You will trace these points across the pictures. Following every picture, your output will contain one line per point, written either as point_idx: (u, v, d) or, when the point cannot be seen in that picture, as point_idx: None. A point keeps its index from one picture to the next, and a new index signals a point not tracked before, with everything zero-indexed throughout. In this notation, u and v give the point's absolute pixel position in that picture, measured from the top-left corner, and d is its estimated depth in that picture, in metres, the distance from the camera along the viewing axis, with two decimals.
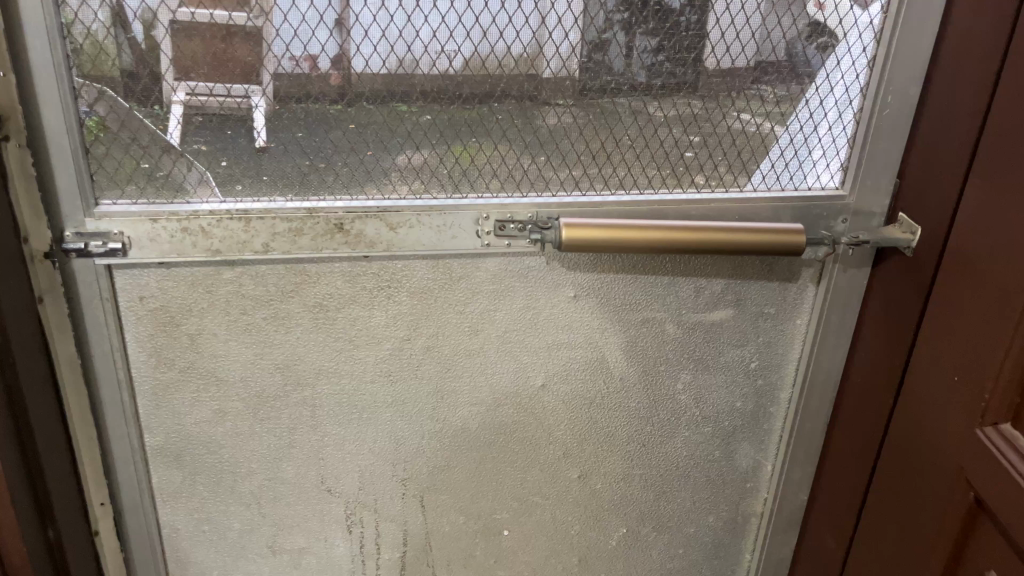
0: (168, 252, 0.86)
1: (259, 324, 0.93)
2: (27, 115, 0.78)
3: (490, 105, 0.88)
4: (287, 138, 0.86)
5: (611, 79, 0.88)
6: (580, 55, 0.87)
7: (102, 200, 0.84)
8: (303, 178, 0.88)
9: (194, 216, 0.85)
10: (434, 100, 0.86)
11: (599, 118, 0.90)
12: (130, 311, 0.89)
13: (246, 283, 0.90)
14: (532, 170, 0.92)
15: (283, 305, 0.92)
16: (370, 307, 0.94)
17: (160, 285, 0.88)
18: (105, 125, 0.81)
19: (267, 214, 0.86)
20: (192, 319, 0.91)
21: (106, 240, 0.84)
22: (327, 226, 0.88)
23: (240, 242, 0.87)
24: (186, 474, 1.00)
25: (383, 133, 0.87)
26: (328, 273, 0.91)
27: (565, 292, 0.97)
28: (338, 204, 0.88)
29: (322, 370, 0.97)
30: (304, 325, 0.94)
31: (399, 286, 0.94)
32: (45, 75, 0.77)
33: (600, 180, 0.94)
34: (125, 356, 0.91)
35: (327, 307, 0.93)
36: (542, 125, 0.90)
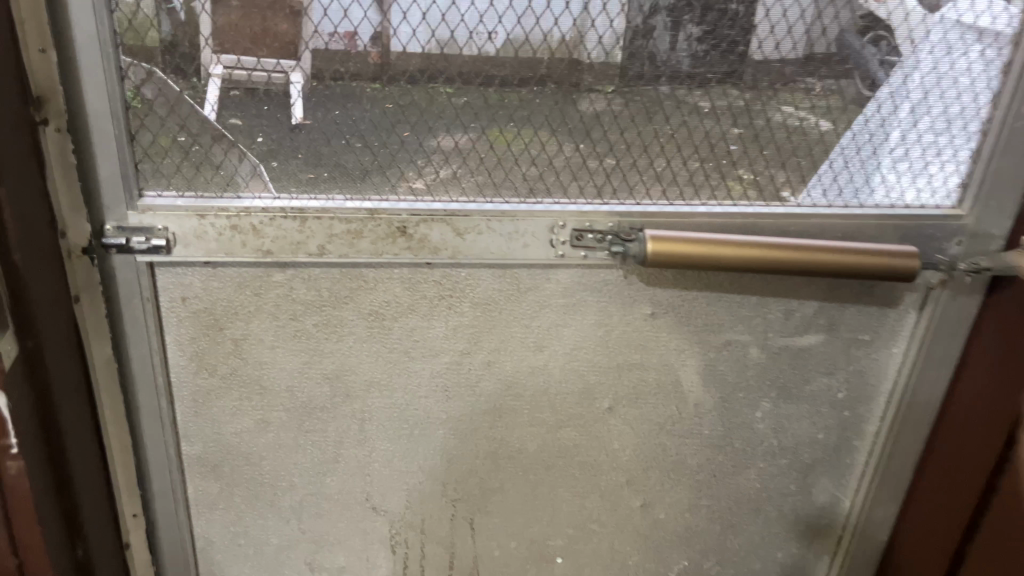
0: (215, 251, 0.79)
1: (309, 330, 0.86)
2: (69, 96, 0.70)
3: (540, 97, 0.81)
4: (344, 123, 0.80)
5: (652, 70, 0.81)
6: (617, 47, 0.79)
7: (146, 192, 0.77)
8: (364, 175, 0.82)
9: (246, 213, 0.78)
10: (482, 90, 0.80)
11: (639, 109, 0.83)
12: (171, 313, 0.83)
13: (297, 287, 0.83)
14: (599, 168, 0.84)
15: (336, 312, 0.85)
16: (429, 317, 0.87)
17: (205, 285, 0.82)
18: (153, 109, 0.75)
19: (325, 214, 0.79)
20: (238, 323, 0.84)
21: (149, 236, 0.77)
22: (389, 229, 0.80)
23: (294, 243, 0.79)
24: (223, 486, 0.93)
25: (428, 120, 0.81)
26: (386, 279, 0.84)
27: (642, 310, 0.88)
28: (403, 205, 0.80)
29: (374, 383, 0.90)
30: (357, 334, 0.87)
31: (462, 296, 0.86)
32: (88, 53, 0.69)
33: (659, 185, 0.85)
34: (164, 360, 0.84)
35: (383, 315, 0.86)
36: (577, 117, 0.83)
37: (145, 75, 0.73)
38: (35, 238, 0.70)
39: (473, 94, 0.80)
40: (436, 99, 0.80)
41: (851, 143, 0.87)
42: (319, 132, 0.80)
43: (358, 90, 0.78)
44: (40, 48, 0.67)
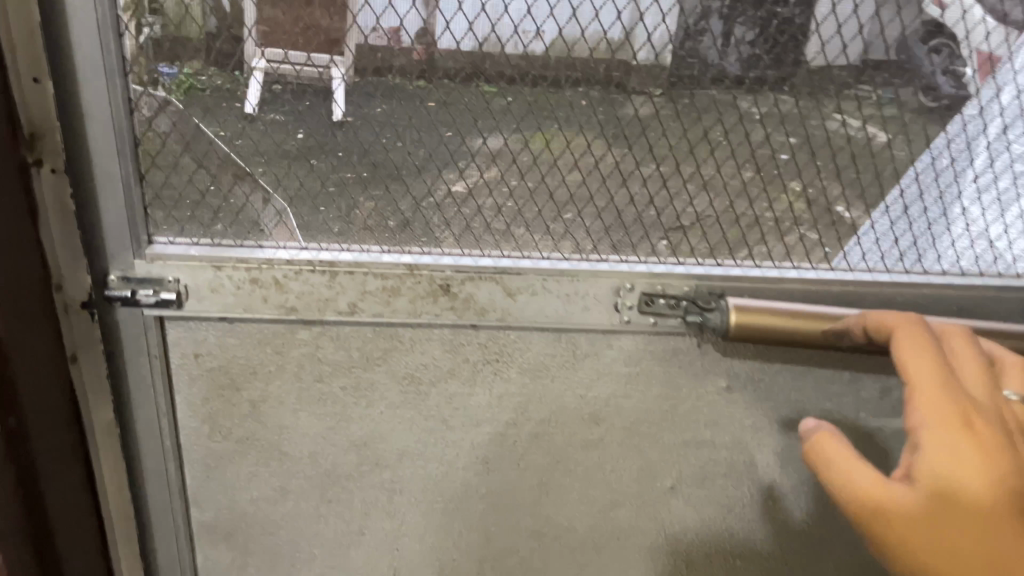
0: (231, 306, 0.69)
1: (335, 393, 0.76)
2: (67, 133, 0.61)
3: (580, 123, 0.72)
4: (375, 152, 0.72)
5: (695, 91, 0.72)
6: (658, 65, 0.70)
7: (155, 238, 0.67)
8: (406, 224, 0.73)
9: (268, 265, 0.68)
10: (519, 114, 0.71)
11: (694, 139, 0.74)
12: (182, 371, 0.73)
13: (325, 346, 0.73)
14: (662, 209, 0.76)
15: (366, 374, 0.75)
16: (471, 383, 0.76)
17: (221, 341, 0.72)
18: (167, 144, 0.66)
19: (358, 268, 0.69)
20: (256, 384, 0.75)
21: (157, 288, 0.67)
22: (430, 286, 0.70)
23: (322, 300, 0.69)
24: (237, 555, 0.84)
25: (460, 152, 0.72)
26: (423, 341, 0.74)
27: (716, 383, 0.77)
28: (447, 259, 0.70)
29: (406, 453, 0.80)
30: (390, 399, 0.77)
31: (510, 362, 0.75)
32: (92, 84, 0.59)
33: (726, 224, 0.76)
34: (173, 422, 0.75)
35: (419, 379, 0.76)
36: (625, 147, 0.74)
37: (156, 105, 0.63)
38: (21, 297, 0.61)
39: (504, 118, 0.71)
40: (463, 127, 0.71)
41: (928, 169, 0.76)
42: (347, 163, 0.72)
43: (380, 114, 0.70)
44: (34, 76, 0.58)
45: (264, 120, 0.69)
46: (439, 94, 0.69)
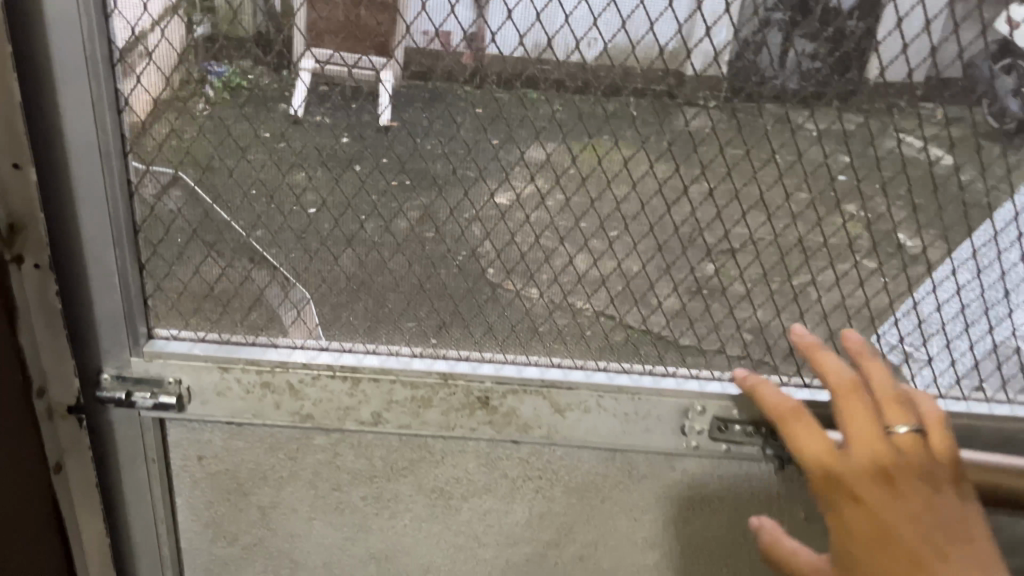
0: (240, 412, 0.61)
1: (354, 504, 0.67)
2: (53, 220, 0.53)
3: (648, 221, 0.57)
4: (407, 247, 0.58)
5: (788, 195, 0.56)
6: (743, 158, 0.55)
7: (157, 332, 0.59)
8: (440, 327, 0.61)
9: (282, 368, 0.59)
10: (577, 209, 0.57)
11: (787, 246, 0.58)
12: (185, 473, 0.65)
13: (344, 454, 0.65)
14: (743, 322, 0.61)
15: (389, 485, 0.66)
16: (508, 500, 0.67)
17: (227, 444, 0.64)
18: (170, 232, 0.56)
19: (385, 374, 0.59)
20: (266, 490, 0.66)
21: (154, 391, 0.59)
22: (466, 398, 0.60)
23: (341, 409, 0.60)
24: None
25: (509, 251, 0.58)
26: (456, 454, 0.64)
27: (793, 516, 0.66)
28: (487, 367, 0.60)
29: (432, 567, 0.71)
30: (415, 512, 0.68)
31: (553, 481, 0.66)
32: (84, 166, 0.51)
33: (827, 344, 0.62)
34: (172, 527, 0.67)
35: (449, 493, 0.67)
36: (702, 253, 0.58)
37: (163, 185, 0.54)
38: None
39: (558, 212, 0.57)
40: (511, 220, 0.57)
41: (989, 245, 0.58)
42: (378, 257, 0.58)
43: (414, 208, 0.56)
44: (14, 161, 0.49)
45: (263, 211, 0.56)
46: (484, 183, 0.56)
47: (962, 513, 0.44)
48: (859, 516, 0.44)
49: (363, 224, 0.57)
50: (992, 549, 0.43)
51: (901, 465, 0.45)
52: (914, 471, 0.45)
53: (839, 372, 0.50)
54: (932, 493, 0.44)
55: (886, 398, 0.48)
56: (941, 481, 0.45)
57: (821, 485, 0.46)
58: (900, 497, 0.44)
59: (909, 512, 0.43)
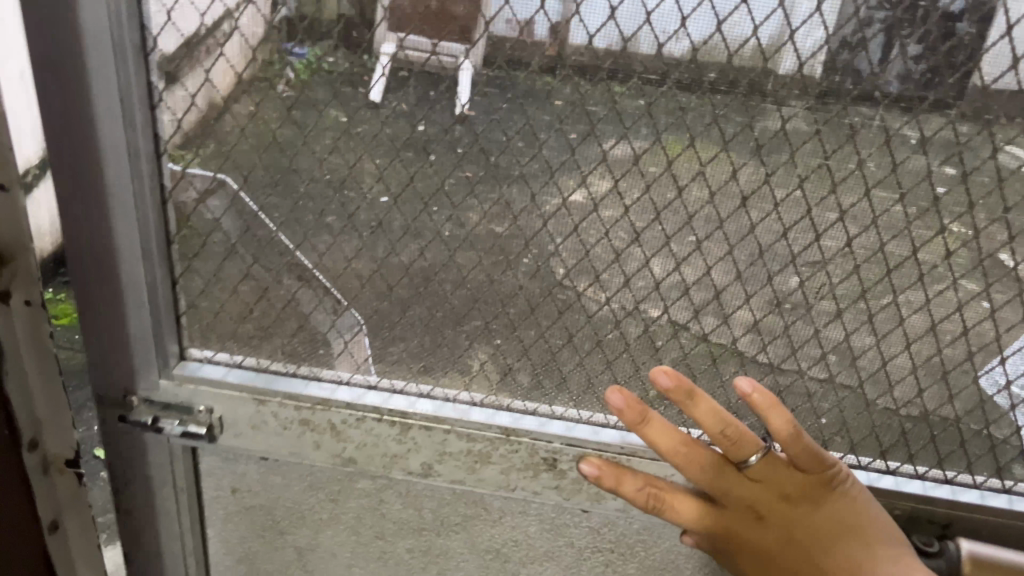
0: (276, 448, 0.54)
1: (399, 555, 0.60)
2: (79, 226, 0.46)
3: (766, 270, 0.45)
4: (475, 282, 0.49)
5: (949, 251, 0.43)
6: (896, 204, 0.42)
7: (190, 352, 0.52)
8: (505, 375, 0.52)
9: (323, 406, 0.51)
10: (677, 253, 0.46)
11: (942, 313, 0.45)
12: (216, 504, 0.59)
13: (390, 501, 0.57)
14: (876, 400, 0.48)
15: (439, 540, 0.59)
16: (572, 571, 0.58)
17: (262, 479, 0.57)
18: (207, 245, 0.49)
19: (438, 423, 0.51)
20: (303, 531, 0.60)
21: (183, 419, 0.53)
22: (530, 458, 0.51)
23: (387, 456, 0.53)
24: None
25: (593, 294, 0.48)
26: (516, 515, 0.56)
27: None
28: (557, 425, 0.51)
29: None
30: (467, 572, 0.60)
31: (626, 554, 0.57)
32: (110, 168, 0.44)
33: (982, 437, 0.49)
34: (202, 558, 0.61)
35: (505, 556, 0.58)
36: (830, 313, 0.46)
37: (202, 194, 0.47)
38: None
39: (653, 255, 0.46)
40: (597, 258, 0.47)
41: None
42: (442, 288, 0.50)
43: (486, 236, 0.47)
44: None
45: (306, 229, 0.48)
46: (565, 214, 0.46)
47: (835, 519, 0.45)
48: (750, 557, 0.47)
49: (421, 252, 0.48)
50: (870, 533, 0.45)
51: (763, 497, 0.47)
52: (772, 496, 0.47)
53: (670, 437, 0.47)
54: (801, 509, 0.46)
55: (720, 438, 0.47)
56: (800, 486, 0.46)
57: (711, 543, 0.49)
58: (770, 527, 0.46)
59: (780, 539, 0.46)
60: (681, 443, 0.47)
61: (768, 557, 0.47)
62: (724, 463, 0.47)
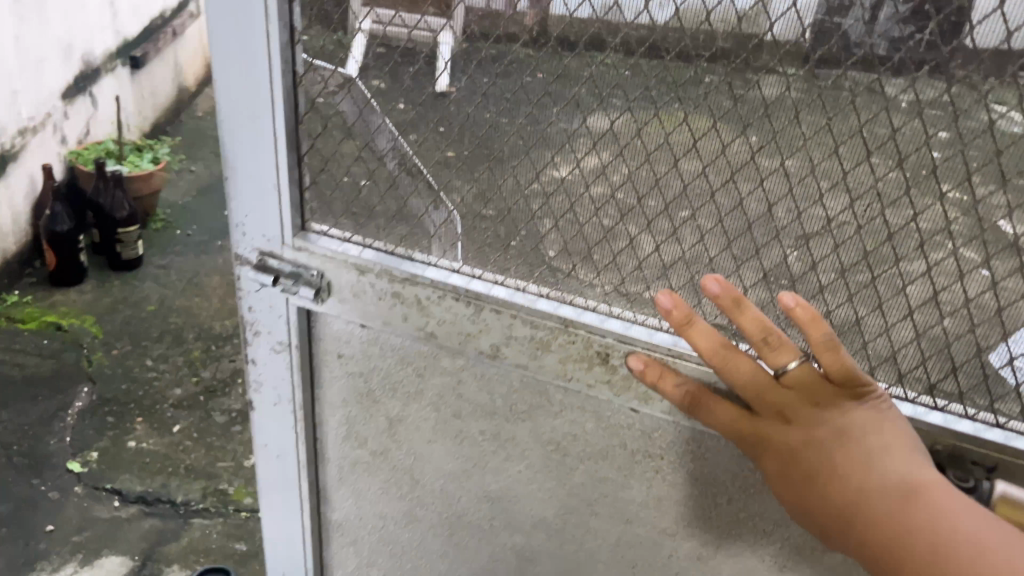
0: (372, 316, 0.62)
1: (474, 437, 0.66)
2: (229, 97, 0.56)
3: (817, 186, 0.46)
4: (548, 182, 0.53)
5: (1004, 176, 0.41)
6: (951, 125, 0.41)
7: (310, 225, 0.61)
8: (572, 272, 0.56)
9: (411, 281, 0.58)
10: (733, 164, 0.47)
11: (997, 246, 0.43)
12: (326, 365, 0.68)
13: (467, 383, 0.63)
14: (925, 332, 0.48)
15: (508, 426, 0.64)
16: (625, 475, 0.62)
17: (363, 346, 0.65)
18: (330, 126, 0.57)
19: (506, 308, 0.57)
20: (394, 401, 0.67)
21: (295, 281, 0.62)
22: (586, 350, 0.56)
23: (463, 333, 0.59)
24: (360, 566, 0.81)
25: (651, 200, 0.51)
26: (575, 410, 0.60)
27: None
28: (615, 323, 0.55)
29: (542, 523, 0.68)
30: (532, 461, 0.65)
31: (676, 463, 0.59)
32: (251, 47, 0.53)
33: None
34: (312, 414, 0.71)
35: (566, 449, 0.63)
36: (881, 235, 0.45)
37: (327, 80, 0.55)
38: None
39: (709, 164, 0.48)
40: (656, 163, 0.49)
41: None
42: (516, 185, 0.54)
43: (556, 137, 0.51)
44: None
45: (413, 117, 0.55)
46: (628, 120, 0.48)
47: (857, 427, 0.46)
48: (774, 460, 0.49)
49: (503, 148, 0.53)
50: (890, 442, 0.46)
51: (791, 403, 0.48)
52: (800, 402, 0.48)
53: (712, 341, 0.50)
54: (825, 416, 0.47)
55: (759, 346, 0.49)
56: (831, 397, 0.48)
57: (739, 448, 0.50)
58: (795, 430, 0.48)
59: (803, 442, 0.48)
60: (717, 345, 0.49)
61: (790, 457, 0.48)
62: (762, 369, 0.49)
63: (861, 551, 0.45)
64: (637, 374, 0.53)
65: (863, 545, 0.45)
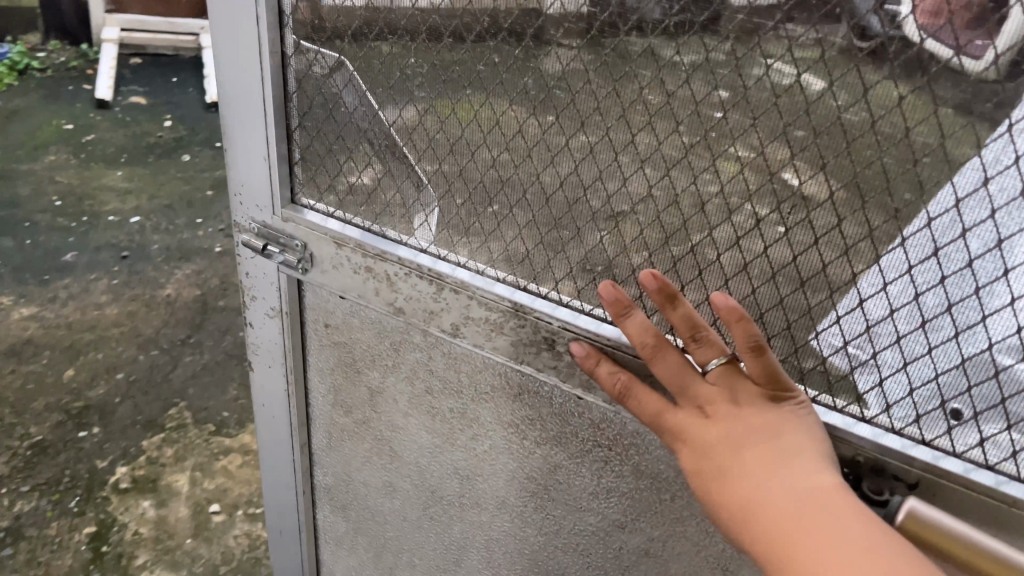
0: (349, 288, 0.65)
1: (445, 414, 0.69)
2: (228, 76, 0.61)
3: (746, 186, 0.46)
4: (504, 166, 0.55)
5: (923, 186, 0.41)
6: (868, 129, 0.41)
7: (300, 199, 0.66)
8: (524, 259, 0.57)
9: (380, 258, 0.62)
10: (667, 160, 0.48)
11: (916, 257, 0.43)
12: (315, 333, 0.72)
13: (437, 360, 0.66)
14: (853, 339, 0.47)
15: (473, 406, 0.67)
16: (577, 462, 0.63)
17: (346, 318, 0.69)
18: (313, 107, 0.61)
19: (463, 290, 0.59)
20: (375, 372, 0.71)
21: (283, 249, 0.67)
22: (534, 335, 0.57)
23: (428, 310, 0.62)
24: (350, 528, 0.86)
25: (595, 192, 0.52)
26: (531, 394, 0.62)
27: None
28: (563, 311, 0.56)
29: (505, 504, 0.71)
30: (493, 442, 0.68)
31: (623, 456, 0.60)
32: (244, 29, 0.58)
33: (965, 400, 0.45)
34: (304, 377, 0.76)
35: (524, 433, 0.65)
36: (808, 241, 0.46)
37: (314, 60, 0.59)
38: None
39: (646, 157, 0.49)
40: (599, 156, 0.50)
41: None
42: (475, 168, 0.56)
43: (508, 127, 0.52)
44: None
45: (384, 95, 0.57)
46: (570, 111, 0.50)
47: (769, 430, 0.46)
48: (687, 455, 0.49)
49: (462, 133, 0.55)
50: (799, 445, 0.46)
51: (712, 399, 0.48)
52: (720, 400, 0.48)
53: (645, 336, 0.50)
54: (739, 415, 0.47)
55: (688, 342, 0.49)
56: (751, 397, 0.48)
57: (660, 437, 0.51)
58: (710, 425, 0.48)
59: (715, 438, 0.47)
60: (651, 337, 0.50)
61: (701, 452, 0.48)
62: (689, 364, 0.50)
63: (754, 554, 0.44)
64: (578, 359, 0.55)
65: (758, 547, 0.44)
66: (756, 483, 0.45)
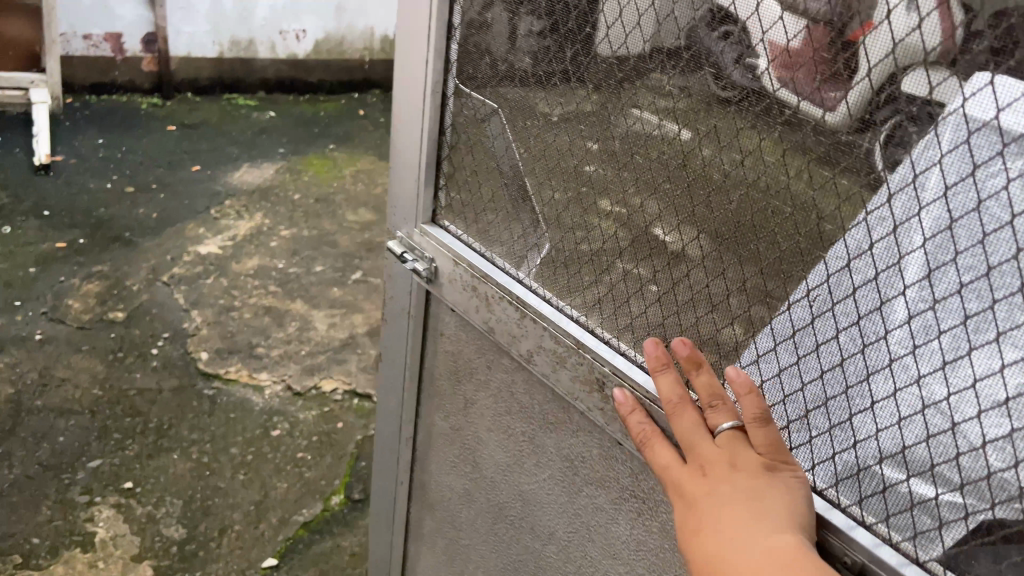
0: (458, 304, 0.65)
1: (519, 434, 0.66)
2: (399, 105, 0.64)
3: (779, 258, 0.43)
4: (585, 201, 0.53)
5: (936, 298, 0.38)
6: (890, 231, 0.39)
7: (440, 219, 0.66)
8: (597, 303, 0.55)
9: (482, 279, 0.61)
10: (715, 218, 0.46)
11: (925, 367, 0.39)
12: (433, 340, 0.72)
13: (518, 383, 0.63)
14: (862, 440, 0.43)
15: (538, 436, 0.64)
16: (616, 507, 0.59)
17: (456, 332, 0.68)
18: (461, 144, 0.61)
19: (541, 320, 0.57)
20: (471, 387, 0.69)
21: (416, 258, 0.67)
22: (587, 376, 0.55)
23: (511, 336, 0.60)
24: (434, 528, 0.83)
25: (651, 235, 0.50)
26: (585, 432, 0.59)
27: None
28: (616, 357, 0.53)
29: (555, 537, 0.66)
30: (549, 474, 0.64)
31: (653, 513, 0.56)
32: (419, 67, 0.60)
33: (961, 531, 0.40)
34: (416, 384, 0.76)
35: (577, 471, 0.61)
36: (829, 332, 0.43)
37: (466, 103, 0.59)
38: None
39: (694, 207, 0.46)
40: (658, 197, 0.48)
41: None
42: (569, 214, 0.54)
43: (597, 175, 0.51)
44: None
45: (515, 133, 0.56)
46: (643, 156, 0.48)
47: (759, 497, 0.43)
48: (680, 509, 0.46)
49: (560, 164, 0.54)
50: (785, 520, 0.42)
51: (711, 460, 0.45)
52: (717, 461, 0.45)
53: (669, 393, 0.48)
54: (732, 481, 0.44)
55: (708, 405, 0.47)
56: (750, 465, 0.44)
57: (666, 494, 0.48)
58: (704, 485, 0.45)
59: (704, 497, 0.45)
60: (677, 394, 0.48)
61: (689, 508, 0.45)
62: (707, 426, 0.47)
63: None
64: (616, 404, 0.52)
65: None
66: (725, 545, 0.42)
